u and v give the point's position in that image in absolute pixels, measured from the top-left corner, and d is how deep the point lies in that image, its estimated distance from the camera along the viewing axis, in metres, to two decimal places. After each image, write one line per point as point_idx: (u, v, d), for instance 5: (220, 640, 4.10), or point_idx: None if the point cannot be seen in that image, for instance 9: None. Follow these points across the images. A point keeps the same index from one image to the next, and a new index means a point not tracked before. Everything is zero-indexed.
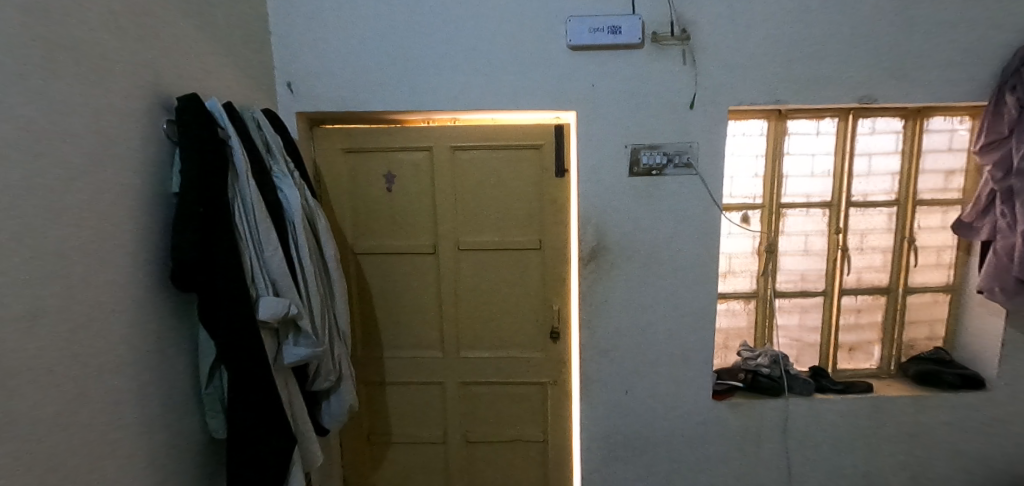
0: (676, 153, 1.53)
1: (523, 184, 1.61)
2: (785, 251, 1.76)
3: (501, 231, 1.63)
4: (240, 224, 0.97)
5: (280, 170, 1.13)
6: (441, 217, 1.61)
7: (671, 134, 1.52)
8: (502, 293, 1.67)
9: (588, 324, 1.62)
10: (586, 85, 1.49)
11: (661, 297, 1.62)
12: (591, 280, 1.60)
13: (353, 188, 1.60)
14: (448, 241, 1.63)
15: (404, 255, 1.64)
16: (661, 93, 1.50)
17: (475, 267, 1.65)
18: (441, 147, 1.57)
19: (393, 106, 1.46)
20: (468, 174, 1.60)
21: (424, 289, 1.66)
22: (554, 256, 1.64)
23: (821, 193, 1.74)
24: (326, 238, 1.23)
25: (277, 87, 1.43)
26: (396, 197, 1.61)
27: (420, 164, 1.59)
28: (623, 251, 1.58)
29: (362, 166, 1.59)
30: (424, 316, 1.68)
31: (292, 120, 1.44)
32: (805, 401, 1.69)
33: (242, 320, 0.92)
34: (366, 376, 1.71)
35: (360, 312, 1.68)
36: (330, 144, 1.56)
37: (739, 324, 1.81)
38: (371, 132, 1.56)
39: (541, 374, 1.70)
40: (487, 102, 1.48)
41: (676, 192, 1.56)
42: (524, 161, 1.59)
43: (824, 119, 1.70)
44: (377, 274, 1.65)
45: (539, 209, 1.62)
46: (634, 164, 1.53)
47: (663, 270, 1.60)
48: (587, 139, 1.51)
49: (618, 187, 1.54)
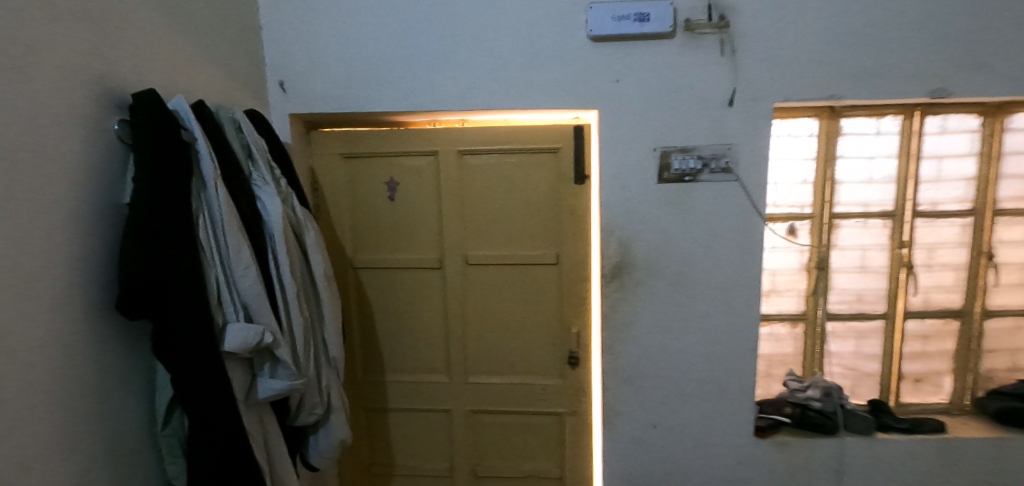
0: (713, 157, 1.35)
1: (538, 193, 1.44)
2: (837, 268, 1.54)
3: (513, 245, 1.47)
4: (206, 239, 0.86)
5: (261, 178, 1.02)
6: (447, 229, 1.47)
7: (707, 135, 1.34)
8: (514, 313, 1.50)
9: (611, 349, 1.44)
10: (609, 81, 1.32)
11: (695, 320, 1.43)
12: (615, 299, 1.42)
13: (353, 197, 1.48)
14: (455, 255, 1.48)
15: (407, 269, 1.50)
16: (695, 90, 1.32)
17: (484, 284, 1.50)
18: (448, 151, 1.43)
19: (394, 106, 1.32)
20: (478, 182, 1.45)
21: (429, 307, 1.52)
22: (573, 273, 1.46)
23: (881, 202, 1.52)
24: (315, 254, 1.11)
25: (269, 86, 1.31)
26: (400, 207, 1.48)
27: (425, 170, 1.45)
28: (651, 267, 1.40)
29: (363, 172, 1.46)
30: (429, 337, 1.53)
31: (284, 123, 1.32)
32: (864, 441, 1.46)
33: (203, 351, 0.80)
34: (366, 403, 1.57)
35: (360, 331, 1.54)
36: (328, 150, 1.44)
37: (785, 350, 1.59)
38: (372, 136, 1.43)
39: (558, 404, 1.53)
40: (498, 100, 1.33)
41: (712, 201, 1.37)
42: (539, 167, 1.43)
43: (886, 116, 1.48)
44: (377, 291, 1.52)
45: (556, 220, 1.45)
46: (664, 169, 1.35)
47: (697, 289, 1.41)
48: (610, 141, 1.34)
49: (646, 195, 1.36)
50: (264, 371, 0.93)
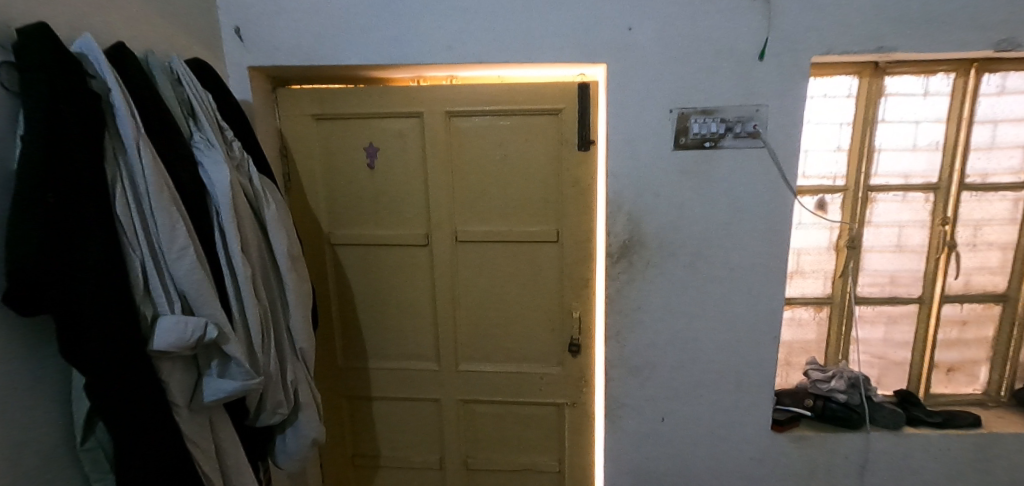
0: (738, 120, 1.17)
1: (537, 161, 1.28)
2: (870, 247, 1.39)
3: (509, 220, 1.32)
4: (127, 216, 0.73)
5: (204, 140, 0.87)
6: (435, 202, 1.31)
7: (732, 95, 1.16)
8: (509, 296, 1.36)
9: (616, 336, 1.31)
10: (620, 28, 1.13)
11: (711, 305, 1.28)
12: (621, 282, 1.27)
13: (329, 166, 1.31)
14: (444, 231, 1.33)
15: (391, 247, 1.35)
16: (721, 40, 1.13)
17: (476, 264, 1.35)
18: (435, 112, 1.26)
19: (369, 59, 1.14)
20: (468, 148, 1.28)
21: (417, 289, 1.38)
22: (575, 252, 1.31)
23: (924, 173, 1.34)
24: (277, 232, 0.98)
25: (223, 33, 1.12)
26: (382, 177, 1.31)
27: (410, 134, 1.28)
28: (662, 246, 1.25)
29: (338, 137, 1.29)
30: (415, 322, 1.40)
31: (244, 78, 1.14)
32: (890, 436, 1.34)
33: (122, 350, 0.69)
34: (347, 391, 1.45)
35: (339, 315, 1.41)
36: (298, 110, 1.27)
37: (807, 336, 1.46)
38: (348, 94, 1.25)
39: (557, 394, 1.40)
40: (491, 53, 1.14)
41: (734, 171, 1.20)
42: (537, 131, 1.26)
43: (936, 74, 1.29)
44: (357, 271, 1.37)
45: (556, 192, 1.29)
46: (682, 134, 1.18)
47: (714, 271, 1.26)
48: (619, 100, 1.16)
49: (659, 165, 1.20)
50: (210, 369, 0.81)
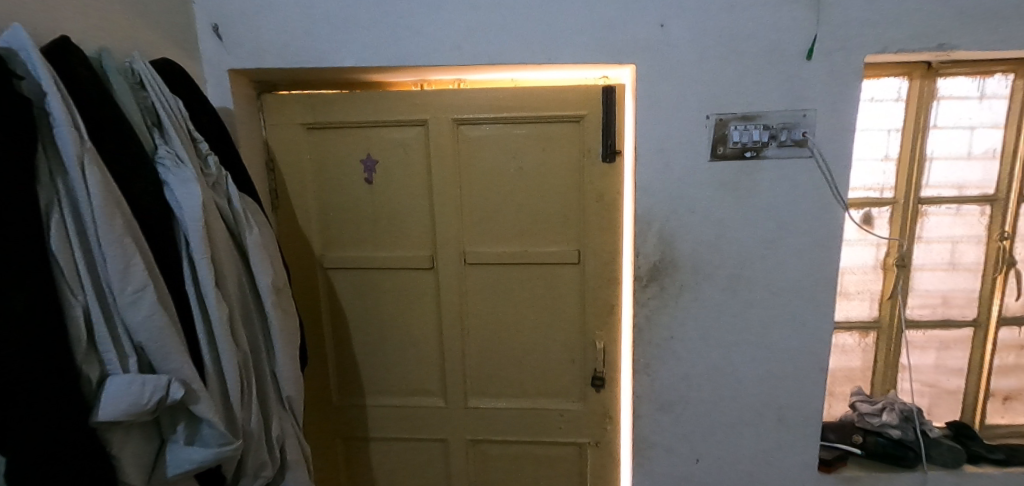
0: (783, 127, 1.04)
1: (556, 174, 1.14)
2: (920, 265, 1.26)
3: (524, 240, 1.18)
4: (67, 253, 0.58)
5: (171, 154, 0.72)
6: (441, 219, 1.17)
7: (776, 98, 1.03)
8: (524, 325, 1.22)
9: (645, 368, 1.17)
10: (651, 25, 1.00)
11: (751, 333, 1.15)
12: (651, 308, 1.14)
13: (323, 181, 1.17)
14: (450, 252, 1.19)
15: (392, 270, 1.21)
16: (764, 37, 1.01)
17: (488, 289, 1.21)
18: (441, 120, 1.12)
19: (368, 61, 1.00)
20: (478, 160, 1.14)
21: (421, 317, 1.24)
22: (598, 275, 1.17)
23: (980, 183, 1.22)
24: (260, 262, 0.83)
25: (199, 31, 0.98)
26: (381, 193, 1.17)
27: (413, 145, 1.14)
28: (697, 268, 1.12)
29: (332, 148, 1.15)
30: (420, 353, 1.25)
31: (224, 83, 1.00)
32: (949, 476, 1.21)
33: (58, 428, 0.53)
34: (343, 430, 1.30)
35: (334, 346, 1.26)
36: (287, 119, 1.13)
37: (850, 364, 1.33)
38: (343, 100, 1.12)
39: (579, 433, 1.26)
40: (506, 53, 1.01)
41: (778, 184, 1.07)
42: (556, 141, 1.13)
43: (994, 74, 1.16)
44: (354, 297, 1.23)
45: (577, 208, 1.15)
46: (720, 143, 1.05)
47: (754, 296, 1.13)
48: (649, 105, 1.03)
49: (695, 178, 1.06)
50: (176, 435, 0.67)
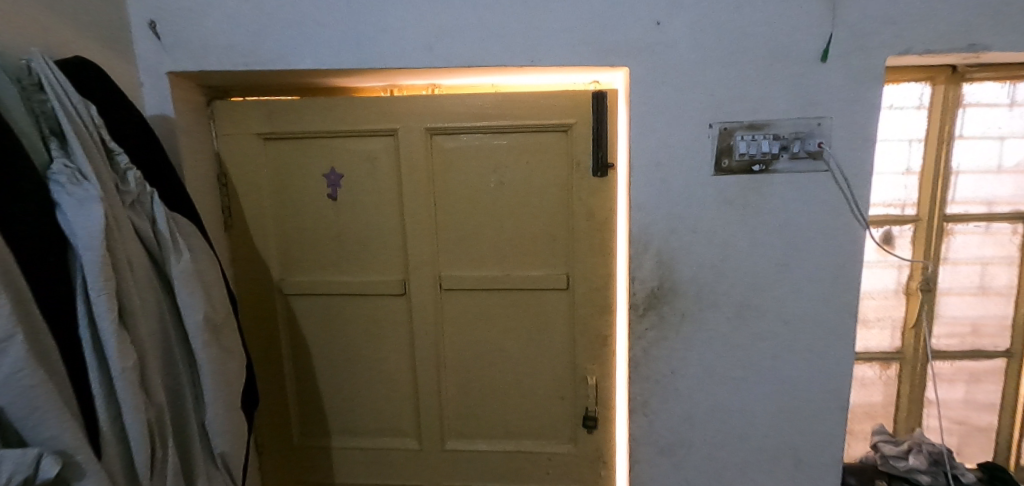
0: (795, 136, 0.92)
1: (541, 190, 1.02)
2: (947, 289, 1.13)
3: (506, 263, 1.06)
4: None
5: (70, 169, 0.59)
6: (413, 241, 1.05)
7: (787, 105, 0.92)
8: (507, 358, 1.09)
9: (643, 408, 1.04)
10: (646, 23, 0.89)
11: (762, 369, 1.02)
12: (649, 340, 1.01)
13: (282, 197, 1.05)
14: (424, 277, 1.06)
15: (359, 297, 1.08)
16: (772, 36, 0.89)
17: (466, 318, 1.08)
18: (412, 129, 1.00)
19: (327, 63, 0.89)
20: (454, 175, 1.03)
21: (393, 349, 1.11)
22: (589, 303, 1.05)
23: (1011, 199, 1.10)
24: (188, 294, 0.71)
25: (135, 29, 0.86)
26: (347, 211, 1.05)
27: (382, 157, 1.03)
28: (701, 295, 0.99)
29: (292, 161, 1.03)
30: (391, 389, 1.12)
31: (164, 87, 0.88)
32: None
33: None
34: (305, 476, 1.17)
35: (296, 381, 1.13)
36: (241, 128, 1.01)
37: (871, 399, 1.20)
38: (303, 107, 1.00)
39: (569, 479, 1.13)
40: (484, 54, 0.90)
41: (789, 201, 0.95)
42: (541, 153, 1.01)
43: None
44: (317, 326, 1.10)
45: (566, 228, 1.03)
46: (725, 155, 0.93)
47: (765, 326, 1.00)
48: (645, 113, 0.92)
49: (696, 194, 0.95)
50: None
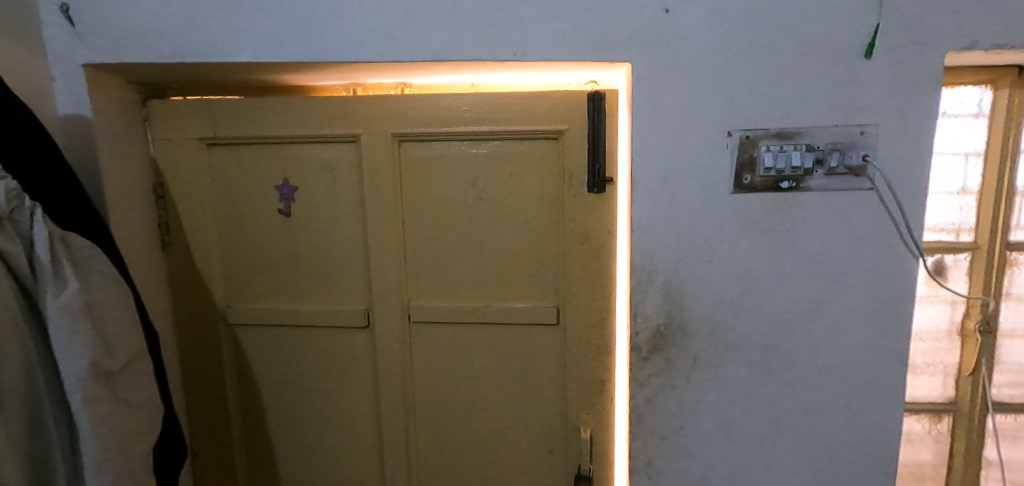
0: (833, 148, 0.76)
1: (527, 208, 0.87)
2: (1012, 331, 0.95)
3: (486, 293, 0.90)
4: None
5: None
6: (377, 265, 0.89)
7: (822, 109, 0.76)
8: (487, 404, 0.93)
9: (645, 468, 0.87)
10: (651, 10, 0.74)
11: (791, 426, 0.85)
12: (653, 389, 0.85)
13: (230, 211, 0.91)
14: (391, 308, 0.91)
15: (315, 329, 0.93)
16: (806, 26, 0.74)
17: (439, 357, 0.93)
18: (377, 135, 0.86)
19: (271, 56, 0.75)
20: (425, 189, 0.88)
21: (354, 389, 0.95)
22: (583, 342, 0.88)
23: None
24: (65, 336, 0.58)
25: (45, 14, 0.73)
26: (303, 228, 0.91)
27: (343, 168, 0.88)
28: (716, 336, 0.83)
29: (241, 171, 0.90)
30: (352, 437, 0.97)
31: (79, 82, 0.74)
32: None
33: None
34: None
35: (244, 424, 0.98)
36: (181, 131, 0.88)
37: (918, 457, 1.02)
38: (252, 108, 0.87)
39: None
40: (458, 45, 0.75)
41: (825, 225, 0.79)
42: (527, 164, 0.86)
43: None
44: (268, 361, 0.95)
45: (556, 253, 0.88)
46: (747, 170, 0.77)
47: (794, 375, 0.83)
48: (649, 118, 0.77)
49: (711, 216, 0.79)
50: None
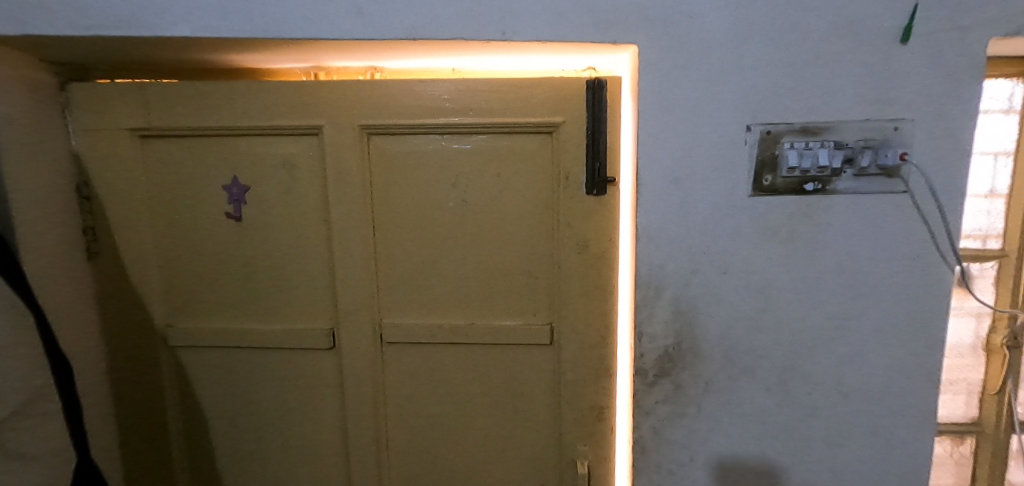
0: (864, 145, 0.67)
1: (517, 213, 0.76)
2: None
3: (469, 309, 0.79)
4: None
5: None
6: (342, 277, 0.77)
7: (853, 101, 0.67)
8: (471, 434, 0.82)
9: None
10: None
11: (813, 457, 0.76)
12: (660, 417, 0.75)
13: (171, 215, 0.78)
14: (359, 327, 0.79)
15: (272, 351, 0.81)
16: (836, 6, 0.64)
17: (416, 382, 0.81)
18: (342, 127, 0.74)
19: (211, 31, 0.63)
20: (399, 190, 0.76)
21: (318, 420, 0.83)
22: (580, 364, 0.78)
23: None
24: None
25: None
26: (257, 236, 0.78)
27: (303, 165, 0.76)
28: (731, 358, 0.73)
29: (183, 168, 0.77)
30: (317, 474, 0.85)
31: None
32: None
33: None
34: None
35: (191, 460, 0.85)
36: (110, 122, 0.74)
37: (939, 481, 0.95)
38: (194, 94, 0.74)
39: None
40: (436, 22, 0.64)
41: (853, 233, 0.70)
42: (516, 162, 0.75)
43: None
44: (217, 388, 0.83)
45: (550, 264, 0.77)
46: (768, 170, 0.68)
47: (818, 401, 0.74)
48: (658, 110, 0.66)
49: (727, 223, 0.69)
50: None
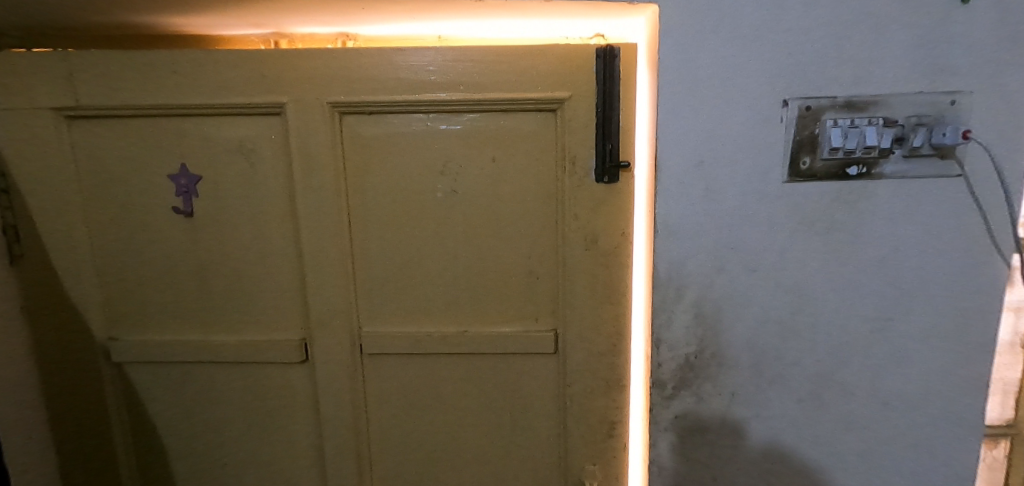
0: (918, 121, 0.58)
1: (515, 204, 0.66)
2: None
3: (461, 314, 0.69)
4: None
5: None
6: (314, 281, 0.67)
7: (907, 71, 0.57)
8: (467, 454, 0.73)
9: None
10: None
11: (847, 472, 0.68)
12: (679, 434, 0.66)
13: (111, 211, 0.67)
14: (336, 338, 0.69)
15: (236, 365, 0.71)
16: None
17: (403, 397, 0.71)
18: (308, 105, 0.63)
19: None
20: (378, 179, 0.66)
21: (292, 442, 0.73)
22: (589, 375, 0.69)
23: None
24: None
25: None
26: (213, 234, 0.67)
27: (264, 151, 0.65)
28: (760, 367, 0.65)
29: (122, 155, 0.65)
30: None
31: None
32: None
33: None
34: None
35: None
36: (27, 100, 0.62)
37: None
38: (127, 66, 0.62)
39: None
40: None
41: (900, 224, 0.61)
42: (514, 146, 0.65)
43: None
44: (174, 408, 0.72)
45: (554, 262, 0.67)
46: (807, 152, 0.58)
47: (855, 413, 0.66)
48: (681, 82, 0.56)
49: (758, 213, 0.60)
50: None
